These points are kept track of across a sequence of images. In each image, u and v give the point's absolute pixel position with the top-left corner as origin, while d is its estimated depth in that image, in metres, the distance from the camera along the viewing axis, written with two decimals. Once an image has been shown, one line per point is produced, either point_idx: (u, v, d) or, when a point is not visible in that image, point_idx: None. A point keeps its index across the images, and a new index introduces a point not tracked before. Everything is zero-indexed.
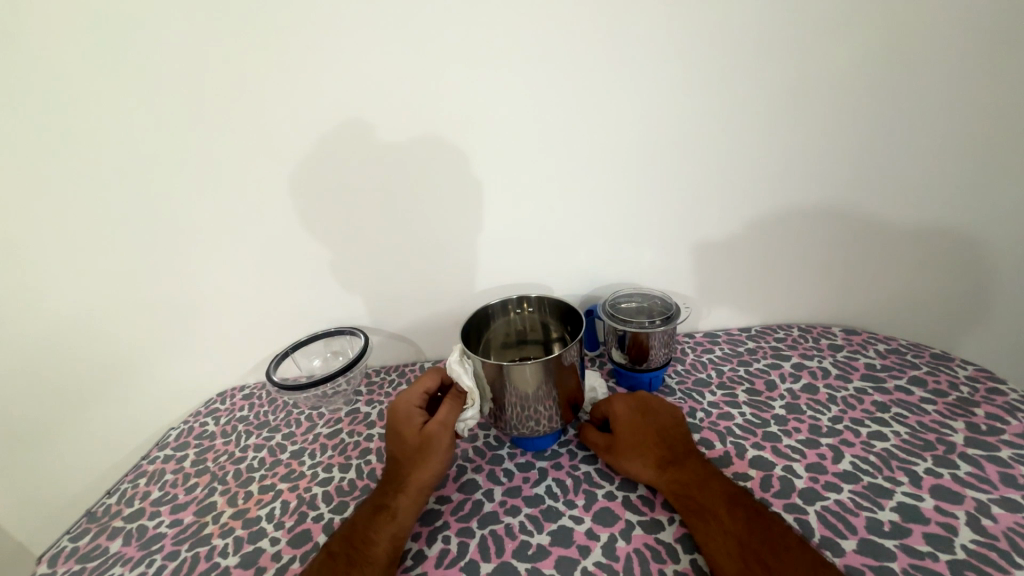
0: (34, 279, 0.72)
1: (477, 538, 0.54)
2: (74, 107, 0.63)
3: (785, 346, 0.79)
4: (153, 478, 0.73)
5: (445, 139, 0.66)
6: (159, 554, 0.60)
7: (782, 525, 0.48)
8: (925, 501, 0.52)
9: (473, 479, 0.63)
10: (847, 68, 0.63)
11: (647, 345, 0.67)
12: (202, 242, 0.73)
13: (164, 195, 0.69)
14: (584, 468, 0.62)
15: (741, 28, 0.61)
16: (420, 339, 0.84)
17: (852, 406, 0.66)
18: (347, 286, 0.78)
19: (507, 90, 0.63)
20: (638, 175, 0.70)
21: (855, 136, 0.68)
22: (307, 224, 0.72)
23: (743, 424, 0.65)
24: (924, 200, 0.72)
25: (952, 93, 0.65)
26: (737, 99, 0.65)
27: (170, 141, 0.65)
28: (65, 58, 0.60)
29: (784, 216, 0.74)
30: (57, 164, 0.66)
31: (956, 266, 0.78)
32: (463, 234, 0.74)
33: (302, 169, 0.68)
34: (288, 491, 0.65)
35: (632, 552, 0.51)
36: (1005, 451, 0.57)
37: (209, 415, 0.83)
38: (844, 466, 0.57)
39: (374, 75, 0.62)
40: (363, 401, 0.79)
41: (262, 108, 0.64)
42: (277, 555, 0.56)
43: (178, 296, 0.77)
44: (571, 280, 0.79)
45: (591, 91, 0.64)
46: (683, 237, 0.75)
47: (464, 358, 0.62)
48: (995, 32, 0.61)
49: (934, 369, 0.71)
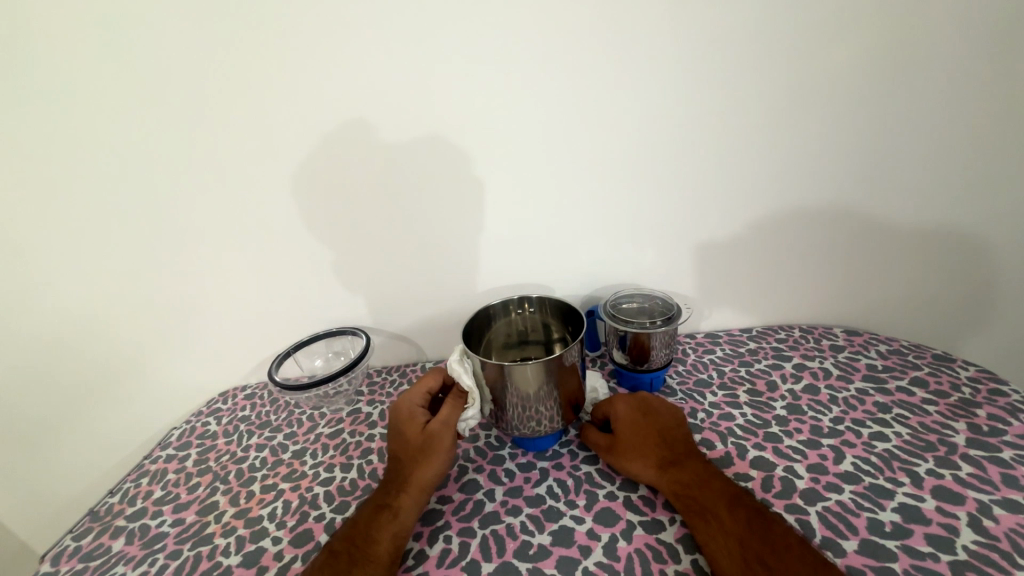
0: (38, 279, 0.73)
1: (478, 538, 0.54)
2: (77, 108, 0.63)
3: (786, 347, 0.79)
4: (155, 478, 0.73)
5: (446, 140, 0.67)
6: (161, 554, 0.60)
7: (783, 525, 0.48)
8: (926, 502, 0.52)
9: (473, 479, 0.63)
10: (847, 70, 0.63)
11: (648, 346, 0.67)
12: (204, 242, 0.73)
13: (166, 196, 0.69)
14: (585, 468, 0.62)
15: (740, 29, 0.61)
16: (421, 339, 0.84)
17: (853, 407, 0.66)
18: (348, 286, 0.78)
19: (506, 91, 0.64)
20: (639, 176, 0.70)
21: (855, 137, 0.68)
22: (309, 225, 0.72)
23: (744, 424, 0.65)
24: (925, 201, 0.72)
25: (952, 94, 0.65)
26: (737, 100, 0.65)
27: (173, 142, 0.66)
28: (68, 60, 0.61)
29: (785, 217, 0.74)
30: (61, 165, 0.66)
31: (957, 267, 0.78)
32: (464, 234, 0.74)
33: (303, 170, 0.68)
34: (289, 491, 0.65)
35: (633, 552, 0.51)
36: (1007, 452, 0.57)
37: (211, 415, 0.83)
38: (845, 467, 0.57)
39: (374, 76, 0.63)
40: (364, 401, 0.79)
41: (263, 109, 0.64)
42: (278, 555, 0.56)
43: (179, 296, 0.77)
44: (571, 281, 0.79)
45: (591, 93, 0.64)
46: (684, 238, 0.75)
47: (464, 358, 0.62)
48: (995, 33, 0.61)
49: (935, 369, 0.71)
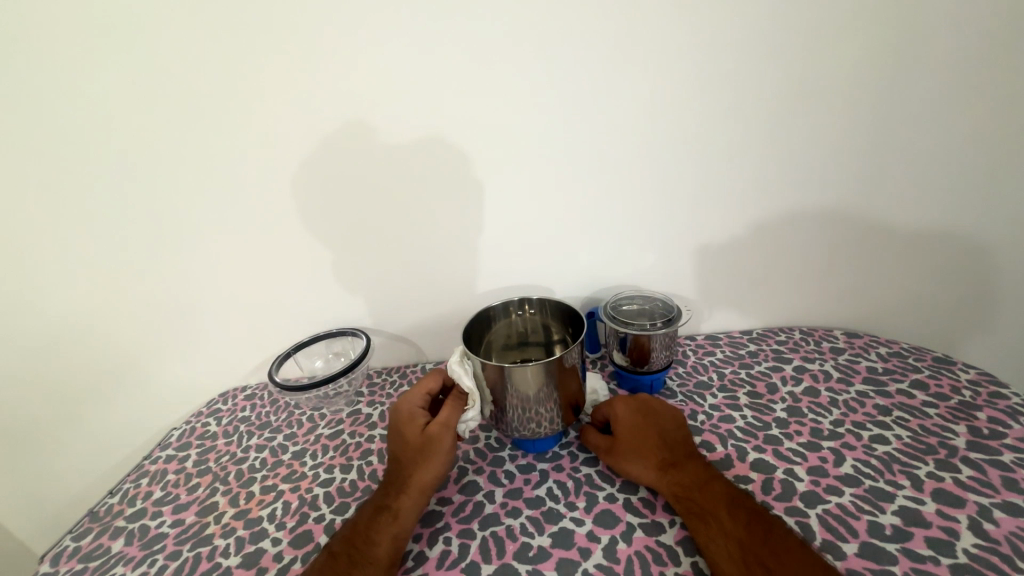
0: (39, 282, 0.73)
1: (477, 539, 0.54)
2: (77, 109, 0.63)
3: (786, 349, 0.79)
4: (155, 478, 0.73)
5: (446, 141, 0.67)
6: (161, 554, 0.60)
7: (783, 528, 0.49)
8: (926, 505, 0.52)
9: (473, 480, 0.63)
10: (846, 73, 0.64)
11: (649, 347, 0.67)
12: (205, 243, 0.73)
13: (165, 196, 0.69)
14: (585, 470, 0.62)
15: (741, 30, 0.61)
16: (420, 339, 0.84)
17: (853, 409, 0.66)
18: (348, 287, 0.78)
19: (505, 94, 0.64)
20: (639, 176, 0.70)
21: (857, 140, 0.68)
22: (309, 225, 0.72)
23: (744, 427, 0.65)
24: (926, 202, 0.72)
25: (952, 96, 0.65)
26: (739, 102, 0.65)
27: (175, 142, 0.66)
28: (72, 62, 0.61)
29: (786, 220, 0.74)
30: (62, 167, 0.66)
31: (957, 271, 0.78)
32: (465, 234, 0.74)
33: (304, 170, 0.68)
34: (289, 492, 0.65)
35: (633, 554, 0.51)
36: (1007, 455, 0.57)
37: (211, 415, 0.83)
38: (846, 469, 0.57)
39: (375, 78, 0.63)
40: (363, 402, 0.79)
41: (265, 108, 0.64)
42: (278, 556, 0.56)
43: (176, 296, 0.77)
44: (572, 282, 0.79)
45: (590, 97, 0.64)
46: (683, 240, 0.75)
47: (465, 359, 0.62)
48: (995, 37, 0.62)
49: (935, 372, 0.71)
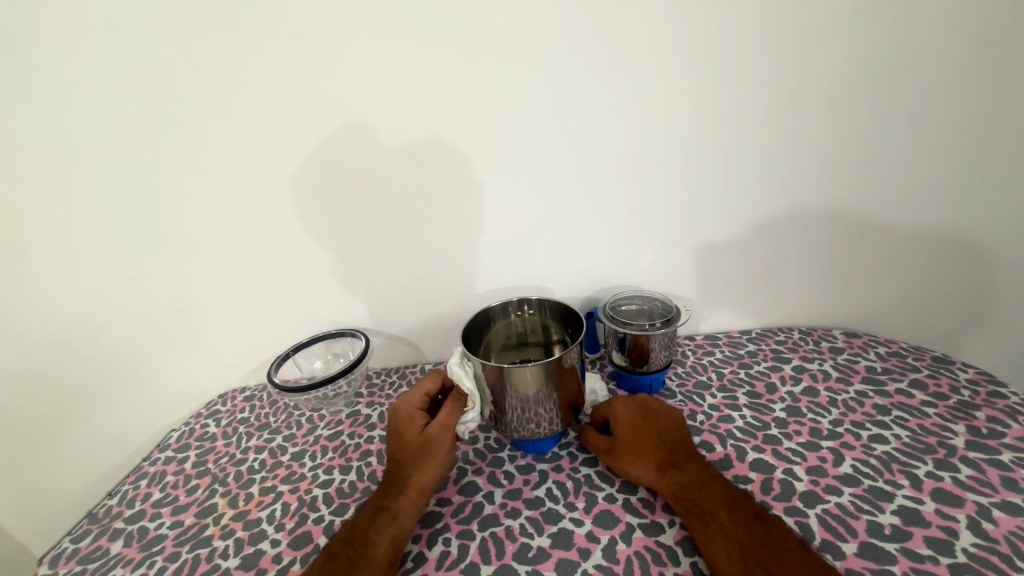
0: (37, 283, 0.73)
1: (477, 540, 0.54)
2: (76, 110, 0.63)
3: (785, 349, 0.79)
4: (154, 479, 0.73)
5: (445, 141, 0.67)
6: (160, 556, 0.60)
7: (783, 528, 0.49)
8: (925, 504, 0.52)
9: (472, 481, 0.63)
10: (845, 72, 0.64)
11: (648, 347, 0.67)
12: (204, 244, 0.73)
13: (164, 196, 0.69)
14: (584, 470, 0.62)
15: (741, 30, 0.61)
16: (419, 340, 0.84)
17: (852, 409, 0.66)
18: (347, 288, 0.78)
19: (504, 94, 0.64)
20: (638, 176, 0.70)
21: (856, 139, 0.68)
22: (308, 226, 0.72)
23: (743, 427, 0.65)
24: (924, 202, 0.72)
25: (950, 96, 0.65)
26: (738, 102, 0.65)
27: (174, 143, 0.66)
28: (71, 63, 0.61)
29: (785, 219, 0.74)
30: (61, 168, 0.66)
31: (955, 271, 0.78)
32: (464, 235, 0.74)
33: (303, 171, 0.68)
34: (288, 493, 0.65)
35: (632, 554, 0.51)
36: (1006, 454, 0.57)
37: (210, 416, 0.83)
38: (845, 469, 0.57)
39: (374, 78, 0.63)
40: (363, 403, 0.79)
41: (263, 109, 0.64)
42: (277, 557, 0.56)
43: (175, 296, 0.77)
44: (571, 282, 0.79)
45: (588, 97, 0.64)
46: (683, 240, 0.75)
47: (464, 360, 0.62)
48: (993, 37, 0.62)
49: (934, 372, 0.71)
